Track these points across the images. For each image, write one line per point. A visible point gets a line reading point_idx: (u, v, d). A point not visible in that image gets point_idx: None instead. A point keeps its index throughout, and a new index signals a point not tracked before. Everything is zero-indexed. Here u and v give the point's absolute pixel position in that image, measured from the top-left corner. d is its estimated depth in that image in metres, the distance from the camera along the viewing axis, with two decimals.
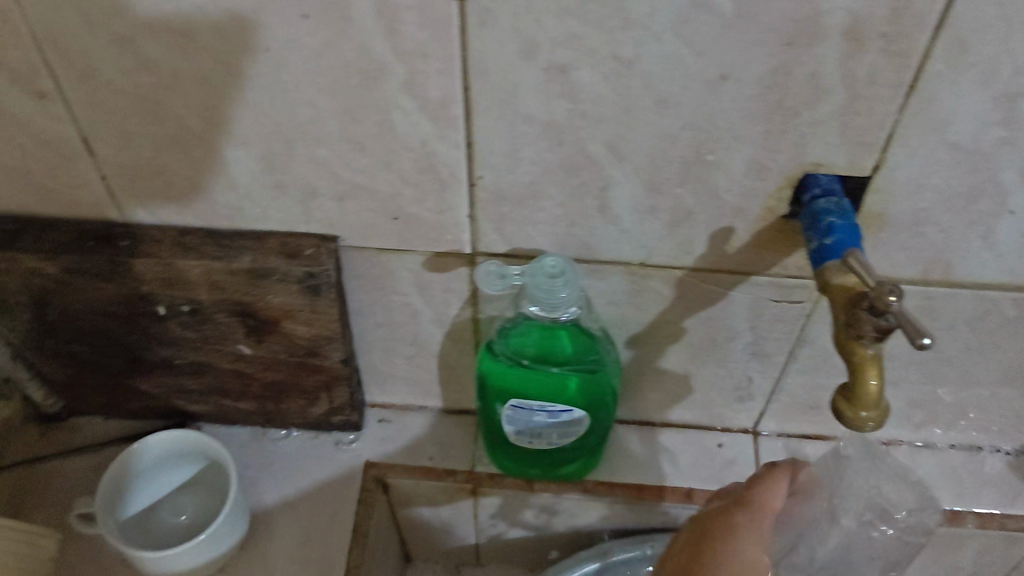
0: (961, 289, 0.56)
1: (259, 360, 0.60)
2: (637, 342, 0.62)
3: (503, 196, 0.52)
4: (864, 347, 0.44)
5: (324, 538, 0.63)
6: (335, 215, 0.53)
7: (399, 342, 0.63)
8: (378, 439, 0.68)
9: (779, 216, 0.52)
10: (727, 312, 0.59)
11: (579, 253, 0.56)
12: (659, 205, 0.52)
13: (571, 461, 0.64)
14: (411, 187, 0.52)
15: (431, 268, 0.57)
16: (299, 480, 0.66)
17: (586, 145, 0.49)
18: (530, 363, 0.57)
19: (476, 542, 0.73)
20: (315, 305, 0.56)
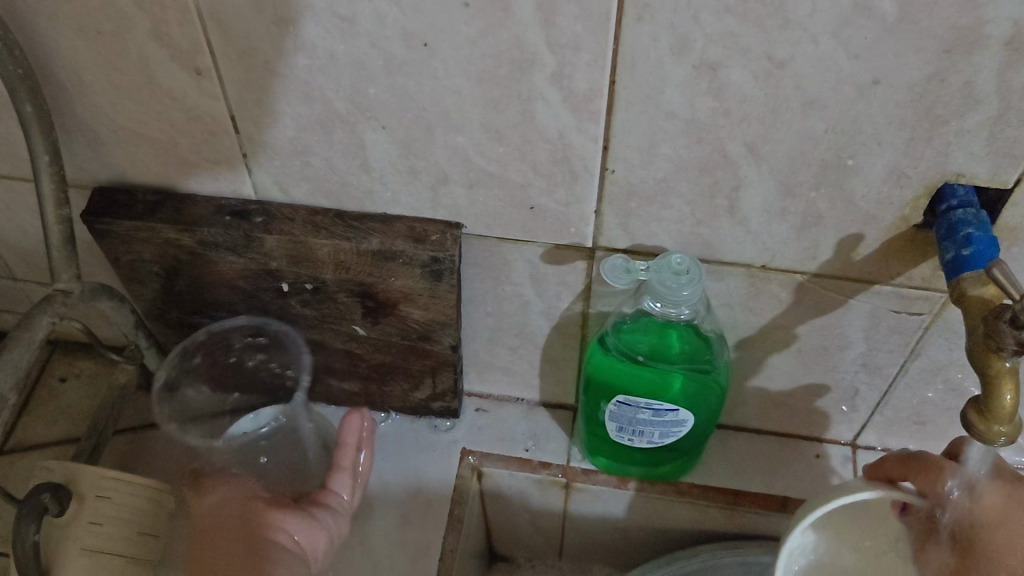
0: None
1: (370, 342, 0.62)
2: (757, 344, 0.61)
3: (633, 191, 0.52)
4: (1001, 359, 0.44)
5: (420, 522, 0.65)
6: (462, 202, 0.54)
7: (505, 332, 0.64)
8: (476, 427, 0.69)
9: (913, 226, 0.50)
10: (843, 320, 0.57)
11: (701, 253, 0.55)
12: (789, 208, 0.51)
13: (667, 460, 0.65)
14: (542, 177, 0.52)
15: (548, 260, 0.57)
16: (397, 463, 0.68)
17: (725, 144, 0.48)
18: (644, 360, 0.58)
19: (563, 536, 0.74)
20: (435, 290, 0.57)
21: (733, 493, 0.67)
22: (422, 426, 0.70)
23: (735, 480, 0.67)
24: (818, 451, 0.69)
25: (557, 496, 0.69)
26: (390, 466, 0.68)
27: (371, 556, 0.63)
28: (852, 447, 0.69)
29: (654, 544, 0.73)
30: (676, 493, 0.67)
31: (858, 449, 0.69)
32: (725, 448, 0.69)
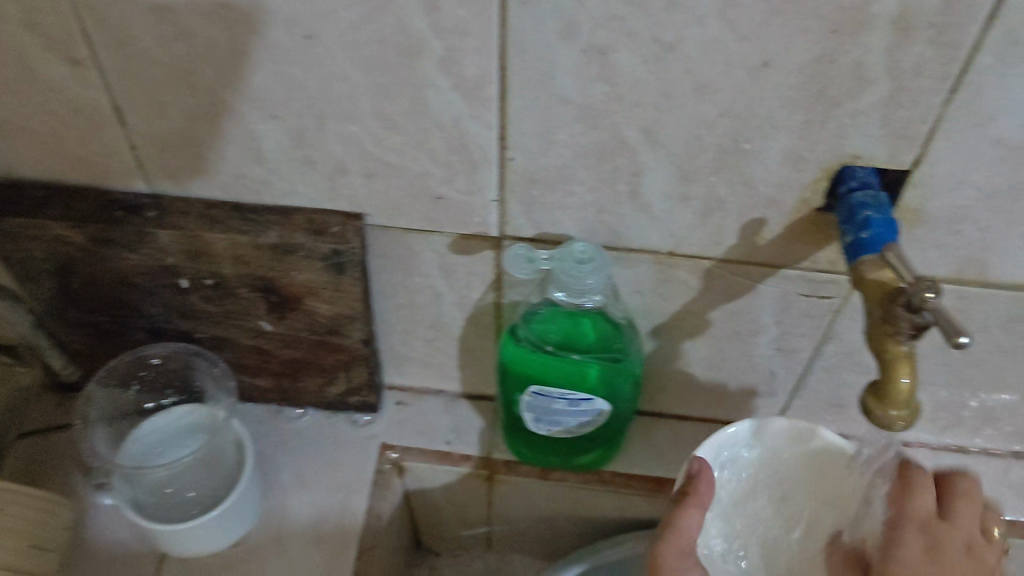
0: (998, 291, 0.53)
1: (278, 337, 0.61)
2: (673, 331, 0.60)
3: (534, 179, 0.51)
4: (897, 343, 0.44)
5: (337, 517, 0.63)
6: (362, 192, 0.53)
7: (418, 325, 0.63)
8: (394, 421, 0.68)
9: (815, 209, 0.50)
10: (754, 304, 0.57)
11: (608, 240, 0.54)
12: (691, 192, 0.50)
13: (587, 450, 0.65)
14: (441, 166, 0.51)
15: (456, 250, 0.56)
16: (311, 457, 0.66)
17: (621, 129, 0.47)
18: (553, 350, 0.57)
19: (490, 529, 0.73)
20: (339, 283, 0.56)
21: (655, 479, 0.66)
22: (340, 421, 0.68)
23: (657, 466, 0.67)
24: None
25: (480, 489, 0.68)
26: (308, 465, 0.66)
27: (286, 560, 0.61)
28: None
29: (581, 533, 0.73)
30: (599, 483, 0.66)
31: None
32: (647, 436, 0.68)
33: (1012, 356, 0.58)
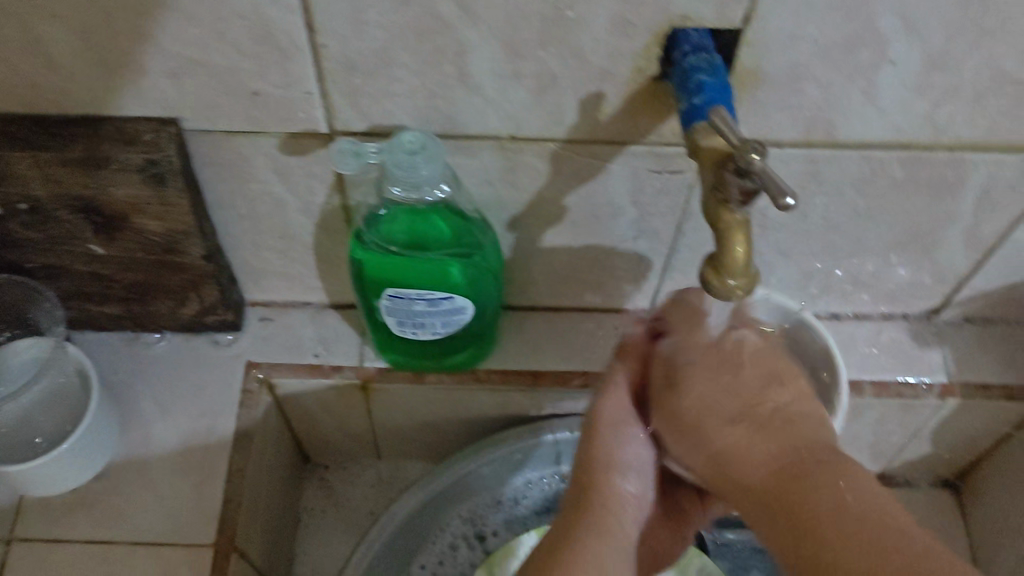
0: (846, 151, 0.51)
1: (114, 260, 0.57)
2: (531, 220, 0.58)
3: (353, 66, 0.47)
4: (731, 212, 0.42)
5: (203, 442, 0.62)
6: (171, 94, 0.48)
7: (267, 235, 0.60)
8: (259, 338, 0.65)
9: (651, 77, 0.47)
10: (607, 184, 0.55)
11: (444, 127, 0.51)
12: (521, 69, 0.47)
13: (458, 350, 0.63)
14: (249, 59, 0.47)
15: (287, 151, 0.52)
16: (174, 382, 0.64)
17: (436, 5, 0.43)
18: (401, 251, 0.54)
19: (375, 438, 0.72)
20: (163, 196, 0.52)
21: (532, 373, 0.65)
22: (201, 342, 0.65)
23: (533, 360, 0.66)
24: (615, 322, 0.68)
25: (357, 399, 0.67)
26: (169, 392, 0.63)
27: (150, 485, 0.60)
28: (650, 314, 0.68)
29: (466, 433, 0.72)
30: (475, 381, 0.65)
31: None
32: (522, 330, 0.67)
33: (868, 218, 0.57)
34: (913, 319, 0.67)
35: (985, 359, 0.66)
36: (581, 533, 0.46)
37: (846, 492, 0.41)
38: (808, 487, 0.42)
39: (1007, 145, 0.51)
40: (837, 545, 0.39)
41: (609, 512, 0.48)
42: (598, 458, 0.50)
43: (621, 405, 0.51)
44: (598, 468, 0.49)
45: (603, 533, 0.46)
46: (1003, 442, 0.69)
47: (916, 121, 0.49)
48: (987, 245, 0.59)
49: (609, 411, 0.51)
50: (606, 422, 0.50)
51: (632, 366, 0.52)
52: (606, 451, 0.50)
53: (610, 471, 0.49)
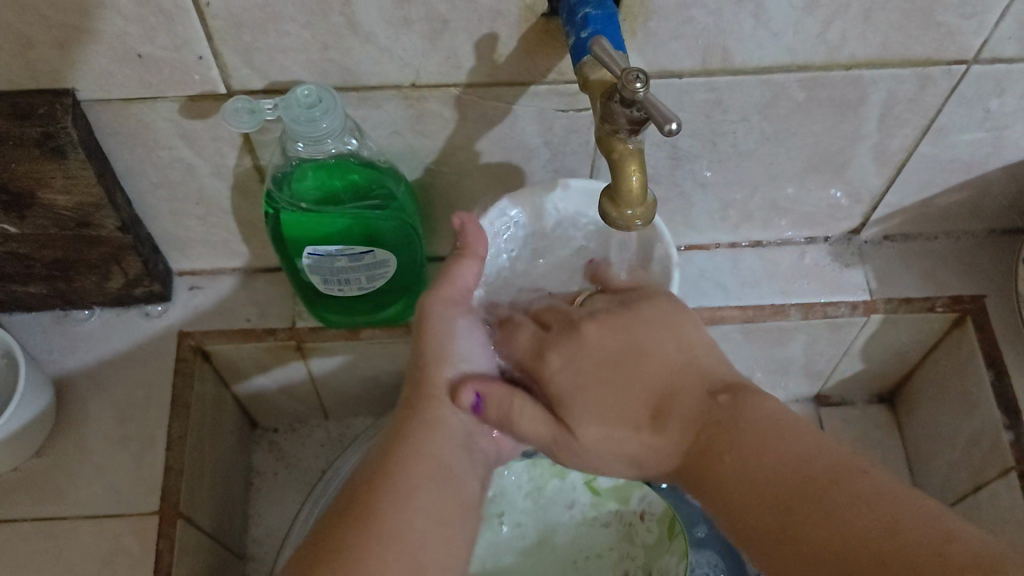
0: (745, 76, 0.52)
1: (30, 239, 0.57)
2: (445, 168, 0.58)
3: (240, 23, 0.47)
4: (621, 142, 0.42)
5: (142, 413, 0.62)
6: (62, 65, 0.48)
7: (184, 203, 0.59)
8: (189, 307, 0.65)
9: (541, 15, 0.47)
10: (515, 127, 0.55)
11: (343, 80, 0.51)
12: (411, 15, 0.47)
13: (389, 303, 0.63)
14: (134, 23, 0.46)
15: (189, 115, 0.52)
16: (107, 358, 0.64)
17: None
18: (313, 208, 0.54)
19: (320, 396, 0.73)
20: (68, 170, 0.51)
21: None
22: (132, 316, 0.65)
23: None
24: None
25: (294, 360, 0.67)
26: (103, 367, 0.63)
27: (90, 459, 0.61)
28: None
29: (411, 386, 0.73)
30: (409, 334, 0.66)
31: None
32: None
33: (777, 142, 0.58)
34: (834, 240, 0.69)
35: (905, 274, 0.67)
36: (414, 428, 0.50)
37: (747, 441, 0.45)
38: (721, 457, 0.46)
39: (901, 59, 0.52)
40: (825, 517, 0.41)
41: (441, 403, 0.51)
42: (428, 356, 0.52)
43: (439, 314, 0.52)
44: (435, 376, 0.52)
45: (433, 425, 0.50)
46: (929, 353, 0.71)
47: (809, 41, 0.50)
48: (897, 161, 0.60)
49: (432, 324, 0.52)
50: (436, 316, 0.52)
51: (468, 271, 0.53)
52: (436, 349, 0.52)
53: (439, 364, 0.52)
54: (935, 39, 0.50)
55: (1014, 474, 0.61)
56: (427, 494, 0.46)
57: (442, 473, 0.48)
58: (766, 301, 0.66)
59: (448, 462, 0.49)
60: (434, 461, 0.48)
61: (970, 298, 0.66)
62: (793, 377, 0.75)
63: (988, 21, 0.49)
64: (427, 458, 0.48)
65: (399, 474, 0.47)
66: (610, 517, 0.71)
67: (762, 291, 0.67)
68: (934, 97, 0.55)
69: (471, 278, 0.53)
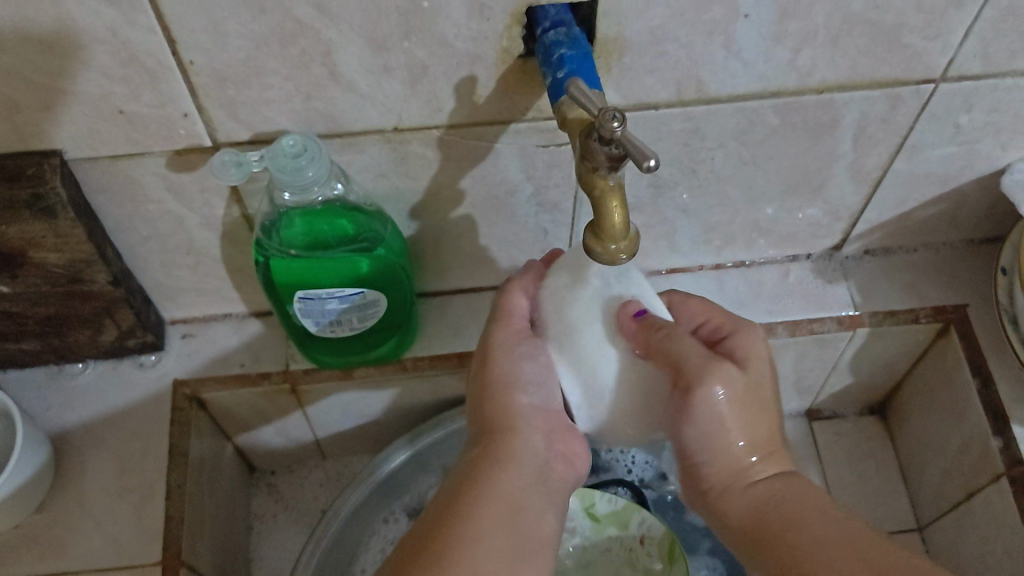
0: (720, 104, 0.53)
1: (22, 297, 0.57)
2: (431, 207, 0.59)
3: (224, 78, 0.47)
4: (602, 178, 0.43)
5: (140, 463, 0.62)
6: (49, 127, 0.49)
7: (175, 254, 0.60)
8: (183, 355, 0.66)
9: (517, 56, 0.48)
10: (498, 165, 0.56)
11: (327, 127, 0.52)
12: (391, 63, 0.48)
13: (382, 342, 0.64)
14: (119, 83, 0.47)
15: (176, 168, 0.53)
16: (103, 411, 0.64)
17: (292, 9, 0.44)
18: (302, 253, 0.55)
19: (316, 437, 0.73)
20: (58, 228, 0.52)
21: (457, 356, 0.66)
22: (126, 368, 0.65)
23: (456, 343, 0.67)
24: None
25: (290, 402, 0.67)
26: (100, 420, 0.64)
27: (89, 513, 0.61)
28: None
29: (406, 422, 0.73)
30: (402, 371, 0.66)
31: None
32: (444, 315, 0.68)
33: (755, 166, 0.59)
34: (816, 258, 0.70)
35: (888, 287, 0.68)
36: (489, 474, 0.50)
37: (810, 527, 0.50)
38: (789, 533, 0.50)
39: (871, 82, 0.53)
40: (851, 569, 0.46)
41: (516, 437, 0.51)
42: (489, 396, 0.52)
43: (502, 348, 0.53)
44: (507, 423, 0.51)
45: (503, 462, 0.50)
46: (916, 364, 0.72)
47: (779, 69, 0.51)
48: (873, 178, 0.62)
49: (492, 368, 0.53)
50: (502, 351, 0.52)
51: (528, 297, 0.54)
52: (497, 383, 0.52)
53: (505, 389, 0.52)
54: (902, 61, 0.52)
55: (1004, 479, 0.61)
56: (494, 540, 0.46)
57: (515, 512, 0.48)
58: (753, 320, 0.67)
59: (522, 499, 0.49)
60: (498, 509, 0.48)
61: (953, 308, 0.67)
62: (785, 394, 0.76)
63: (953, 41, 0.51)
64: (490, 499, 0.48)
65: (462, 528, 0.46)
66: (611, 543, 0.71)
67: (749, 311, 0.68)
68: (904, 116, 0.56)
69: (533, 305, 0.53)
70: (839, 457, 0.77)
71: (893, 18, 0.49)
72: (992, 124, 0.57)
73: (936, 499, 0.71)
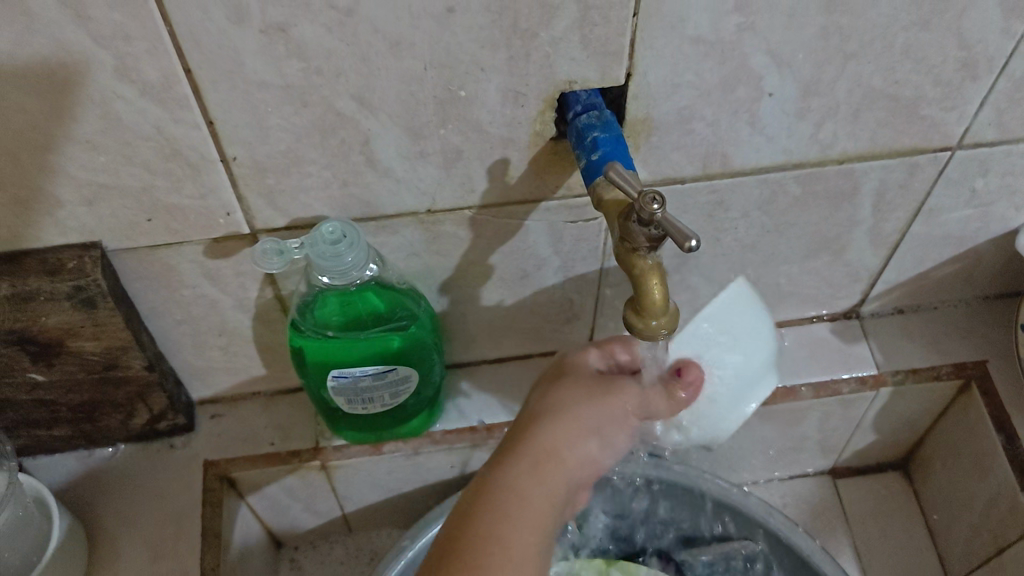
0: (744, 177, 0.54)
1: (56, 385, 0.57)
2: (461, 283, 0.60)
3: (264, 168, 0.49)
4: (641, 257, 0.44)
5: (173, 547, 0.62)
6: (89, 221, 0.49)
7: (207, 336, 0.60)
8: (213, 436, 0.66)
9: (550, 138, 0.50)
10: (528, 241, 0.57)
11: (363, 212, 0.53)
12: (427, 149, 0.49)
13: (412, 417, 0.64)
14: (161, 176, 0.48)
15: (213, 255, 0.53)
16: (133, 495, 0.64)
17: (333, 102, 0.45)
18: (337, 333, 0.55)
19: (343, 512, 0.73)
20: (96, 318, 0.52)
21: (485, 427, 0.67)
22: (156, 450, 0.65)
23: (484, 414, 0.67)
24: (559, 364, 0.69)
25: (319, 480, 0.67)
26: (131, 503, 0.63)
27: None
28: None
29: (434, 493, 0.73)
30: (431, 444, 0.66)
31: None
32: (472, 387, 0.69)
33: (777, 234, 0.60)
34: (836, 318, 0.71)
35: (908, 345, 0.69)
36: (513, 470, 0.46)
37: None
38: None
39: (890, 151, 0.54)
40: None
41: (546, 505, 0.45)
42: (548, 413, 0.49)
43: (591, 394, 0.50)
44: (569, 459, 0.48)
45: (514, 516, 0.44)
46: (939, 419, 0.73)
47: (803, 143, 0.53)
48: (891, 241, 0.63)
49: (563, 381, 0.52)
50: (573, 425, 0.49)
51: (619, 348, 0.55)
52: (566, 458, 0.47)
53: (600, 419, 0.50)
54: (920, 131, 0.53)
55: None
56: (527, 533, 0.43)
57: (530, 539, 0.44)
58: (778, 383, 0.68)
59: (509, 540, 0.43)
60: (523, 503, 0.45)
61: (973, 364, 0.68)
62: (809, 454, 0.76)
63: (969, 111, 0.52)
64: (512, 498, 0.44)
65: (498, 508, 0.44)
66: None
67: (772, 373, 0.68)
68: (922, 182, 0.58)
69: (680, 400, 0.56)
70: (865, 517, 0.77)
71: (911, 92, 0.50)
72: (1007, 187, 0.59)
73: (967, 555, 0.71)
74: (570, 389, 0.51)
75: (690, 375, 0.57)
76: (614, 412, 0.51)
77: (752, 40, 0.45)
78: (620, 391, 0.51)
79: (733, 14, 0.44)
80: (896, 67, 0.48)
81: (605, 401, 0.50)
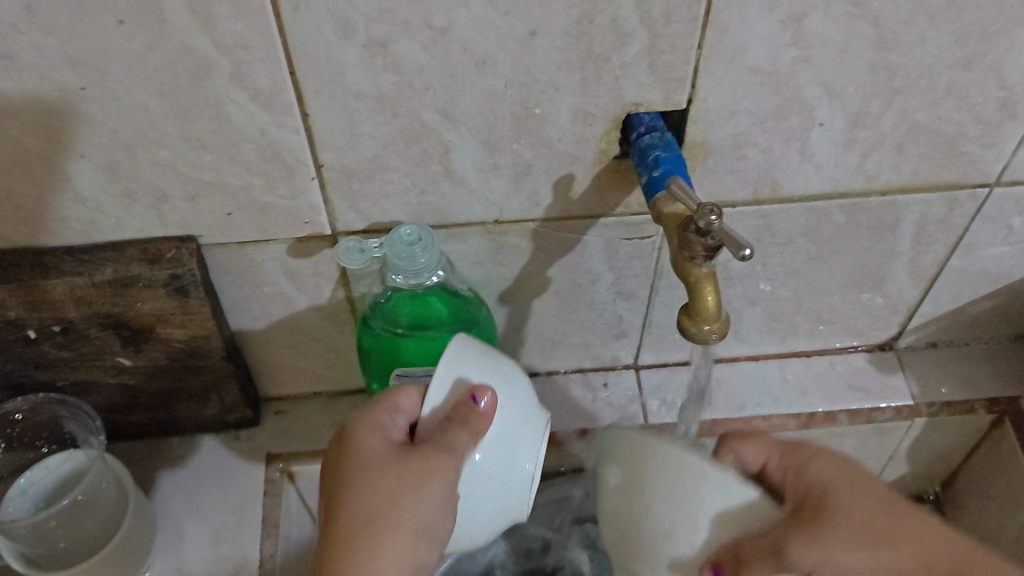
0: (791, 204, 0.58)
1: (141, 371, 0.61)
2: (519, 293, 0.64)
3: (351, 173, 0.53)
4: (697, 265, 0.48)
5: (235, 534, 0.65)
6: (189, 215, 0.54)
7: (280, 333, 0.65)
8: (275, 431, 0.70)
9: (614, 157, 0.54)
10: (585, 255, 0.61)
11: (436, 219, 0.57)
12: (500, 161, 0.53)
13: None
14: (259, 177, 0.52)
15: (295, 254, 0.58)
16: (199, 481, 0.67)
17: (420, 114, 0.50)
18: (406, 331, 0.60)
19: None
20: (186, 306, 0.57)
21: None
22: (221, 441, 0.69)
23: None
24: (604, 380, 0.73)
25: None
26: (197, 490, 0.67)
27: None
28: (636, 370, 0.73)
29: None
30: None
31: (642, 371, 0.73)
32: None
33: (821, 261, 0.64)
34: (872, 349, 0.74)
35: (942, 378, 0.72)
36: None
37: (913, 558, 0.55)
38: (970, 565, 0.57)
39: (931, 185, 0.58)
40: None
41: None
42: (359, 476, 0.48)
43: (398, 484, 0.47)
44: (379, 557, 0.47)
45: None
46: (972, 453, 0.75)
47: (848, 172, 0.56)
48: (929, 274, 0.66)
49: (391, 479, 0.47)
50: (365, 522, 0.47)
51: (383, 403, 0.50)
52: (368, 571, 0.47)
53: (394, 513, 0.47)
54: (960, 167, 0.57)
55: None
56: None
57: None
58: (816, 408, 0.71)
59: None
60: None
61: (1006, 399, 0.70)
62: None
63: (1006, 150, 0.56)
64: None
65: None
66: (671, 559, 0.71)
67: (811, 398, 0.71)
68: (960, 217, 0.61)
69: (470, 452, 0.48)
70: None
71: (952, 128, 0.54)
72: None
73: None
74: (390, 486, 0.47)
75: (482, 403, 0.49)
76: (439, 503, 0.48)
77: (806, 72, 0.49)
78: (424, 473, 0.47)
79: (790, 47, 0.48)
80: (938, 104, 0.52)
81: (416, 490, 0.47)
